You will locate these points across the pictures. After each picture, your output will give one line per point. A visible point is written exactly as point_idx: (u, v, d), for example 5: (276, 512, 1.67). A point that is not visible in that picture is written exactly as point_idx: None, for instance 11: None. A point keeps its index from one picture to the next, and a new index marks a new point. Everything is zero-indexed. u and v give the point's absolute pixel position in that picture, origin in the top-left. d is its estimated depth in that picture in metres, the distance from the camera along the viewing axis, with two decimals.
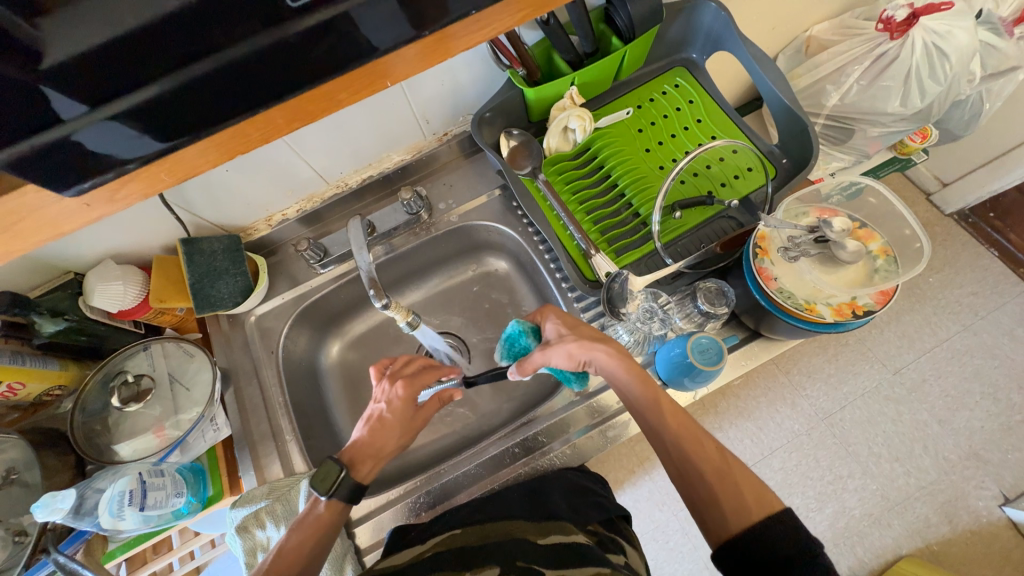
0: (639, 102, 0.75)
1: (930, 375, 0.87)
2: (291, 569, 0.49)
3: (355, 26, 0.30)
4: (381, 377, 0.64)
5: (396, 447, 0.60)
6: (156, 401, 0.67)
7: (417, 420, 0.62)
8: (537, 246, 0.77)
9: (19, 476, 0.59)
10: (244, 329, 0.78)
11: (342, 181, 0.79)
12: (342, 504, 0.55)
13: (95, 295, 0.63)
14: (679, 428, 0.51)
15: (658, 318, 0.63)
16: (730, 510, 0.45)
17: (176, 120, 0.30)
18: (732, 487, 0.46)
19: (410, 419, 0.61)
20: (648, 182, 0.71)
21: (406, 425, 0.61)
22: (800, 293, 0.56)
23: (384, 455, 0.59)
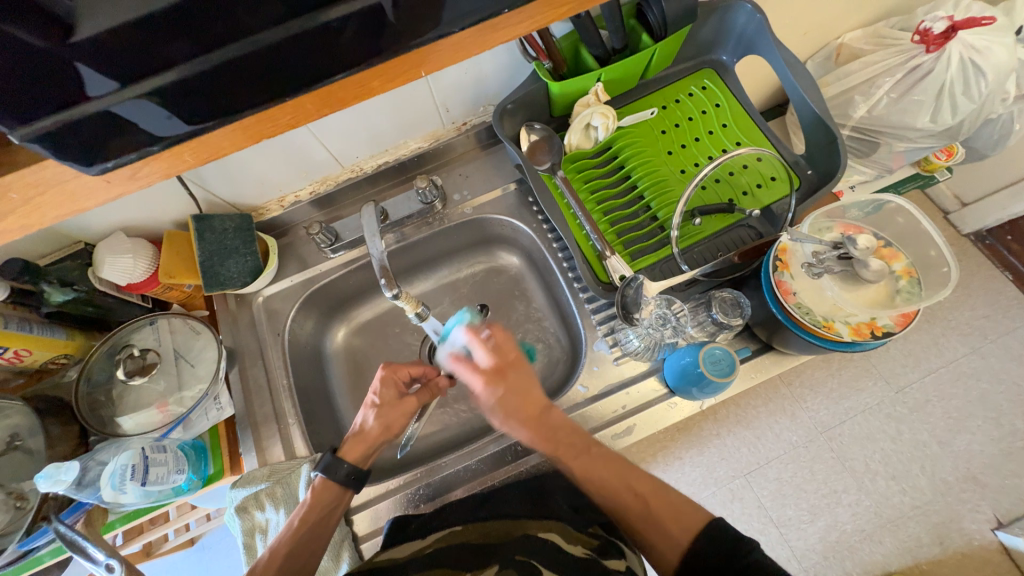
0: (665, 102, 0.74)
1: (934, 396, 0.86)
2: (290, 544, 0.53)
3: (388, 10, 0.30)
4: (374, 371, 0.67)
5: (383, 431, 0.61)
6: (161, 376, 0.67)
7: (403, 405, 0.62)
8: (550, 244, 0.76)
9: (22, 443, 0.60)
10: (251, 309, 0.78)
11: (357, 166, 0.78)
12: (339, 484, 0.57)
13: (106, 268, 0.63)
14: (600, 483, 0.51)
15: (670, 326, 0.62)
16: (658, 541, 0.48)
17: (208, 103, 0.31)
18: (656, 525, 0.48)
19: (396, 403, 0.62)
20: (669, 186, 0.70)
21: (392, 410, 0.62)
22: (818, 310, 0.56)
23: (370, 437, 0.60)
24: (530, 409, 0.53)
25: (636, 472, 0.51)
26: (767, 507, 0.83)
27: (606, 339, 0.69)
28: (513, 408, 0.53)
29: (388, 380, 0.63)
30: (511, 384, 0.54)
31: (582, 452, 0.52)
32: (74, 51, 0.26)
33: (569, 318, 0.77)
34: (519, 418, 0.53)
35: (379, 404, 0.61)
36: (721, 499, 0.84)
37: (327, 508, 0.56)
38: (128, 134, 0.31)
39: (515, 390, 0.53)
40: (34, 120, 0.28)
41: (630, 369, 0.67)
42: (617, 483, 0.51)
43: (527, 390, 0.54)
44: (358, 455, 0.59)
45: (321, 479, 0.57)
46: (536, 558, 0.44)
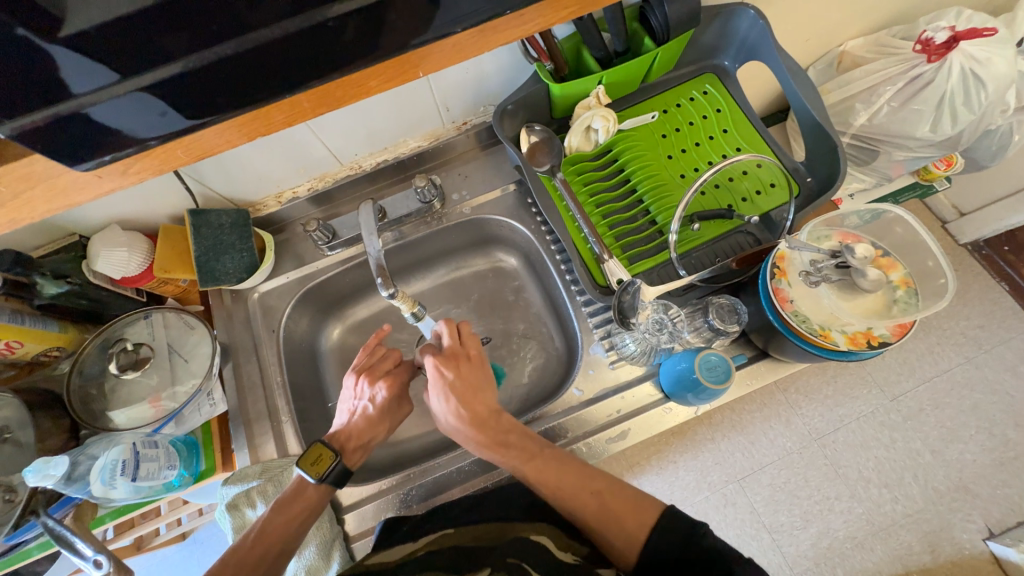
0: (665, 106, 0.74)
1: (928, 405, 0.86)
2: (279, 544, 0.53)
3: (386, 9, 0.30)
4: (359, 375, 0.65)
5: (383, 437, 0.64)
6: (154, 371, 0.66)
7: (400, 410, 0.65)
8: (548, 246, 0.76)
9: (12, 436, 0.59)
10: (247, 306, 0.77)
11: (356, 163, 0.77)
12: (331, 488, 0.58)
13: (99, 261, 0.63)
14: (551, 486, 0.51)
15: (667, 330, 0.62)
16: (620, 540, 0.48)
17: (205, 100, 0.31)
18: (615, 519, 0.49)
19: (394, 410, 0.64)
20: (668, 190, 0.70)
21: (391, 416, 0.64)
22: (815, 318, 0.56)
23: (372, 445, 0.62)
24: (478, 408, 0.55)
25: (588, 473, 0.52)
26: (760, 513, 0.83)
27: (602, 342, 0.69)
28: (461, 401, 0.55)
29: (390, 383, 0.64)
30: (463, 373, 0.57)
31: (536, 454, 0.53)
32: (67, 43, 0.26)
33: (566, 321, 0.77)
34: (471, 415, 0.54)
35: (381, 408, 0.63)
36: (714, 503, 0.84)
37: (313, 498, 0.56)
38: (123, 129, 0.31)
39: (463, 385, 0.56)
40: (22, 112, 0.27)
41: (626, 373, 0.67)
42: (574, 482, 0.51)
43: (477, 386, 0.56)
44: (359, 460, 0.61)
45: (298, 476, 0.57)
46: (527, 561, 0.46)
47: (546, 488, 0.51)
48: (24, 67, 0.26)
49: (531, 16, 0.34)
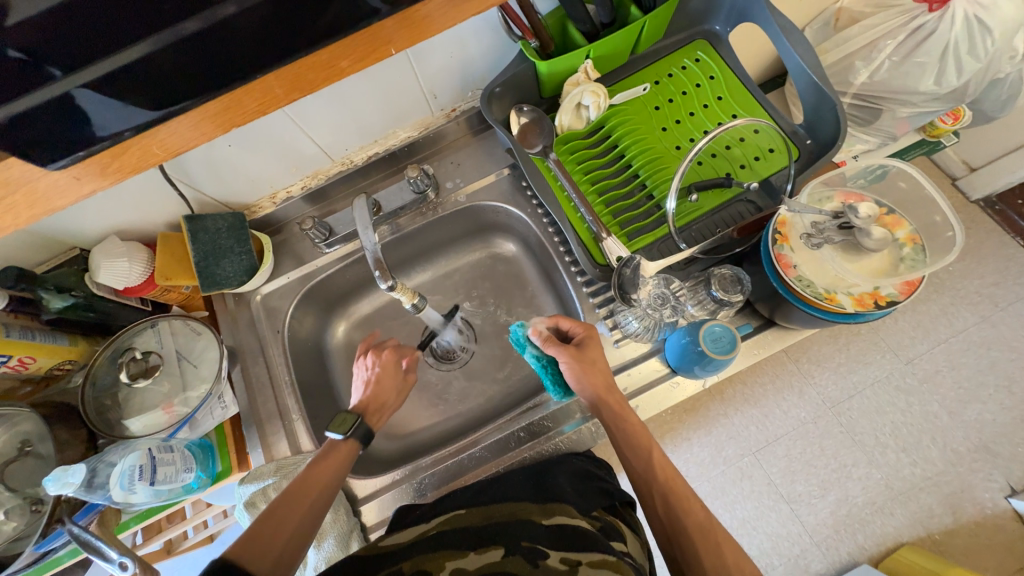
0: (658, 77, 0.72)
1: (943, 366, 0.84)
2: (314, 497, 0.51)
3: None
4: (365, 353, 0.68)
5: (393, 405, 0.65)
6: (164, 377, 0.68)
7: (404, 378, 0.67)
8: (545, 228, 0.75)
9: (34, 448, 0.62)
10: (250, 308, 0.77)
11: (347, 158, 0.77)
12: (357, 447, 0.58)
13: (101, 272, 0.64)
14: (666, 480, 0.52)
15: (670, 304, 0.62)
16: (711, 565, 0.45)
17: (166, 87, 0.31)
18: (710, 540, 0.47)
19: (400, 378, 0.66)
20: (664, 162, 0.69)
21: (398, 385, 0.66)
22: (819, 282, 0.54)
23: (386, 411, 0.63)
24: (602, 380, 0.59)
25: (687, 490, 0.52)
26: (777, 484, 0.82)
27: (606, 321, 0.68)
28: (591, 363, 0.60)
29: (389, 363, 0.66)
30: (588, 355, 0.60)
31: (651, 445, 0.55)
32: (16, 33, 0.25)
33: (568, 305, 0.76)
34: (594, 378, 0.59)
35: (390, 381, 0.65)
36: (730, 478, 0.83)
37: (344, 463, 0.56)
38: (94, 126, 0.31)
39: (593, 354, 0.60)
40: None
41: (631, 351, 0.67)
42: (688, 491, 0.52)
43: (601, 365, 0.60)
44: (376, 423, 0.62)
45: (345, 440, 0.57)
46: (541, 541, 0.44)
47: (657, 488, 0.52)
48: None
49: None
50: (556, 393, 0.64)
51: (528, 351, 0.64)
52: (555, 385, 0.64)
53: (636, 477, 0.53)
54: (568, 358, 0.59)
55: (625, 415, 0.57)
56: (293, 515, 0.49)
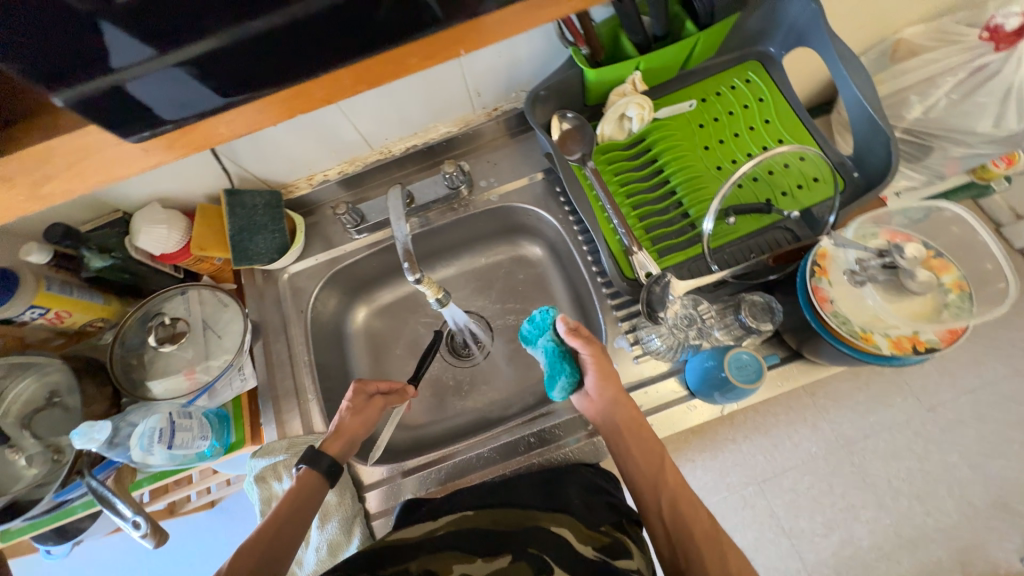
0: (704, 94, 0.71)
1: (969, 417, 0.81)
2: (269, 539, 0.52)
3: None
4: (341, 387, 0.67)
5: (362, 431, 0.62)
6: (189, 345, 0.70)
7: (373, 404, 0.64)
8: (575, 235, 0.75)
9: (61, 400, 0.66)
10: (277, 285, 0.78)
11: (386, 147, 0.77)
12: (315, 479, 0.57)
13: (141, 236, 0.65)
14: (676, 486, 0.52)
15: (696, 326, 0.60)
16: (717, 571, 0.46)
17: (237, 73, 0.32)
18: (716, 548, 0.48)
19: (364, 404, 0.63)
20: (703, 181, 0.68)
21: (365, 412, 0.63)
22: (856, 320, 0.52)
23: (350, 437, 0.61)
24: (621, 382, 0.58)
25: (692, 498, 0.52)
26: (780, 517, 0.80)
27: (627, 336, 0.68)
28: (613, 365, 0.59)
29: (357, 392, 0.64)
30: (609, 357, 0.60)
31: (662, 451, 0.55)
32: (105, 8, 0.26)
33: (590, 315, 0.76)
34: (614, 378, 0.58)
35: (350, 410, 0.62)
36: (732, 505, 0.82)
37: (306, 499, 0.56)
38: (165, 115, 0.33)
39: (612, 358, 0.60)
40: (73, 84, 0.29)
41: (649, 368, 0.66)
42: (695, 499, 0.52)
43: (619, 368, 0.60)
44: (338, 450, 0.60)
45: (302, 470, 0.57)
46: (547, 552, 0.45)
47: (667, 493, 0.52)
48: (66, 48, 0.28)
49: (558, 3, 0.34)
50: (559, 390, 0.60)
51: (545, 339, 0.60)
52: (562, 381, 0.60)
53: (645, 483, 0.53)
54: (589, 354, 0.58)
55: (639, 420, 0.56)
56: (248, 558, 0.51)
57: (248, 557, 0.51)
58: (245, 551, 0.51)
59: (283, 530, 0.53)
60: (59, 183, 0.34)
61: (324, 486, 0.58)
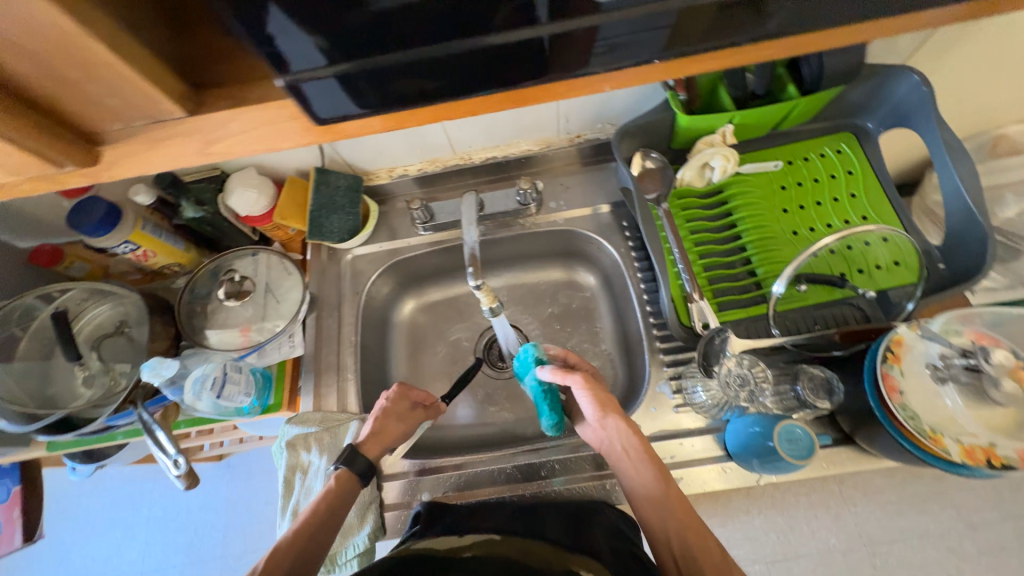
0: (792, 157, 0.71)
1: (1013, 545, 0.75)
2: (305, 536, 0.52)
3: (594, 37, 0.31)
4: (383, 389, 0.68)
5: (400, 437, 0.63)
6: (251, 304, 0.74)
7: (413, 410, 0.65)
8: (634, 270, 0.75)
9: (128, 331, 0.71)
10: (339, 264, 0.82)
11: (467, 154, 0.81)
12: (353, 477, 0.57)
13: (233, 196, 0.70)
14: (681, 514, 0.50)
15: (748, 388, 0.58)
16: None
17: (386, 81, 0.32)
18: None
19: (405, 409, 0.65)
20: (776, 243, 0.67)
21: (405, 417, 0.64)
22: (926, 417, 0.49)
23: (389, 441, 0.62)
24: (618, 407, 0.58)
25: (703, 528, 0.50)
26: None
27: (670, 382, 0.66)
28: (604, 390, 0.60)
29: (401, 396, 0.65)
30: (599, 386, 0.61)
31: (666, 476, 0.53)
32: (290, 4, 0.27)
33: (634, 353, 0.75)
34: (612, 406, 0.58)
35: (389, 412, 0.64)
36: None
37: (345, 500, 0.56)
38: (322, 116, 0.33)
39: (603, 386, 0.62)
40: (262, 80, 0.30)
41: (688, 420, 0.65)
42: (702, 527, 0.50)
43: (611, 395, 0.60)
44: (376, 452, 0.60)
45: (340, 471, 0.57)
46: None
47: (672, 521, 0.50)
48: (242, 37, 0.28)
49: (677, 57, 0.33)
50: (550, 421, 0.64)
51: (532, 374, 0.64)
52: (550, 411, 0.64)
53: (652, 513, 0.51)
54: (588, 388, 0.59)
55: (642, 447, 0.54)
56: (285, 556, 0.50)
57: (286, 555, 0.50)
58: (284, 549, 0.50)
59: (314, 525, 0.52)
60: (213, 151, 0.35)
61: (360, 484, 0.58)
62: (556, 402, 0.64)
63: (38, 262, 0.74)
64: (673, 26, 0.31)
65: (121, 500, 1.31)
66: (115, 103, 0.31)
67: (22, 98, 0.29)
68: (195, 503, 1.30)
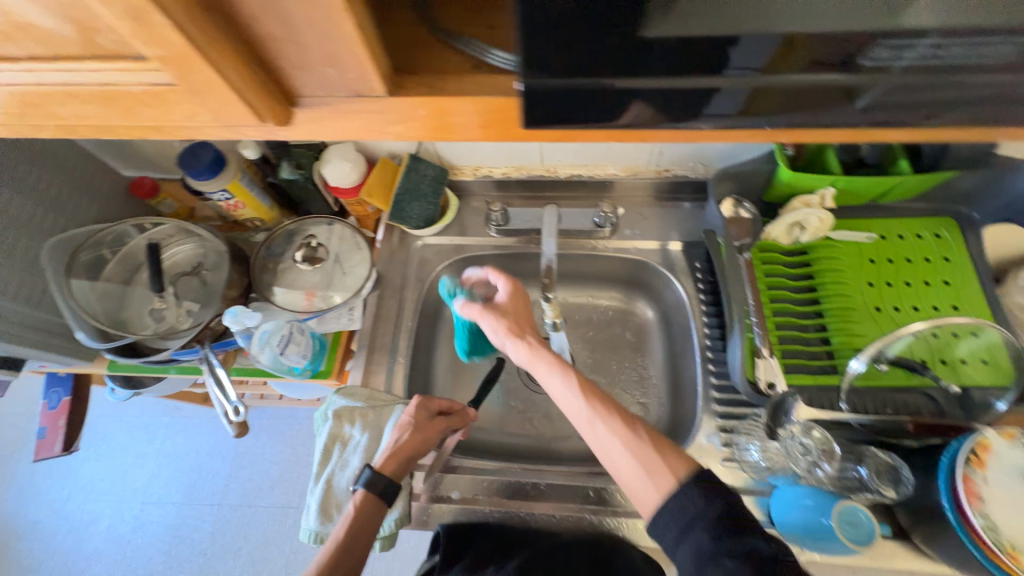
0: (886, 232, 0.69)
1: None
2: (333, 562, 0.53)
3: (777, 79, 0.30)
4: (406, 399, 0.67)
5: (420, 454, 0.62)
6: (320, 271, 0.76)
7: (434, 425, 0.64)
8: (700, 314, 0.73)
9: (203, 273, 0.74)
10: (408, 250, 0.83)
11: (554, 168, 0.82)
12: (375, 499, 0.58)
13: (328, 166, 0.73)
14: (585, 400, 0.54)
15: (810, 459, 0.56)
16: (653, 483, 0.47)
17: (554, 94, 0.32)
18: (646, 452, 0.49)
19: (425, 423, 0.63)
20: (855, 315, 0.65)
21: (424, 432, 0.63)
22: (1006, 532, 0.47)
23: (408, 460, 0.61)
24: (513, 313, 0.63)
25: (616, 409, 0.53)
26: None
27: (720, 435, 0.65)
28: (511, 310, 0.63)
29: (420, 409, 0.64)
30: (514, 305, 0.64)
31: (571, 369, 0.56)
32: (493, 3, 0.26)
33: (684, 396, 0.73)
34: (511, 321, 0.62)
35: (407, 427, 0.62)
36: None
37: (365, 523, 0.56)
38: (484, 108, 0.33)
39: (516, 305, 0.64)
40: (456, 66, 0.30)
41: (730, 476, 0.63)
42: (609, 403, 0.53)
43: (523, 314, 0.64)
44: (394, 469, 0.60)
45: (360, 493, 0.58)
46: None
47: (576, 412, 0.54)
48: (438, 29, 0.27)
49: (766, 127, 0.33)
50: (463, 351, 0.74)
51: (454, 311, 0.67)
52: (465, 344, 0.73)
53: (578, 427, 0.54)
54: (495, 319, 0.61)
55: (535, 353, 0.59)
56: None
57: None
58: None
59: (346, 551, 0.54)
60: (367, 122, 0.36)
61: (383, 504, 0.58)
62: (474, 335, 0.72)
63: (138, 193, 0.79)
64: (799, 88, 0.31)
65: (141, 427, 1.37)
66: (334, 75, 0.32)
67: (255, 52, 0.30)
68: (206, 446, 1.35)
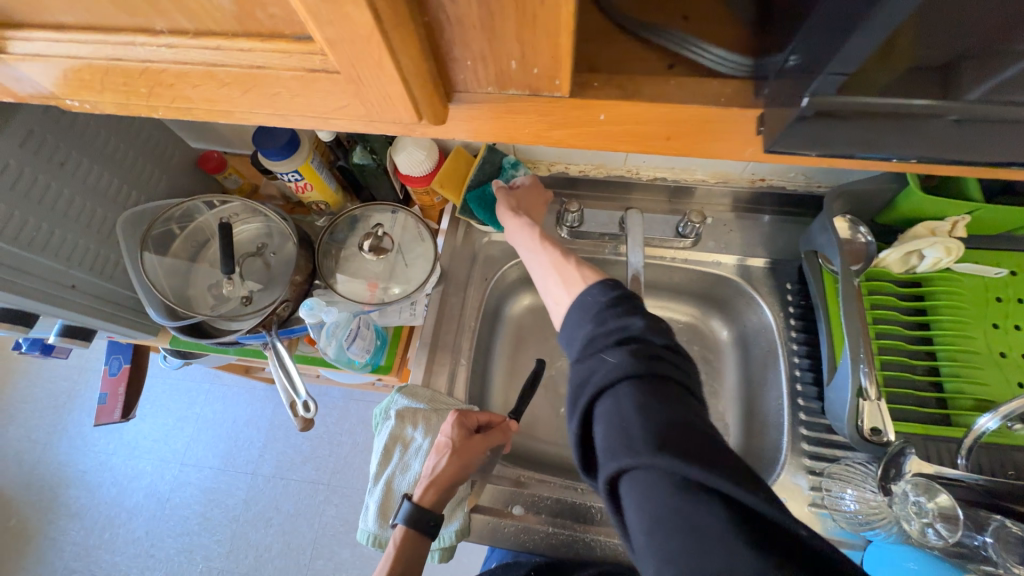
0: (1019, 267, 0.61)
1: None
2: None
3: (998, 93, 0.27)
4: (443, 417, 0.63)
5: (459, 479, 0.59)
6: (383, 261, 0.72)
7: (472, 445, 0.60)
8: (788, 340, 0.67)
9: (266, 254, 0.72)
10: (474, 246, 0.79)
11: (636, 169, 0.76)
12: (415, 532, 0.58)
13: (401, 152, 0.69)
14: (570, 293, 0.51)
15: (919, 519, 0.51)
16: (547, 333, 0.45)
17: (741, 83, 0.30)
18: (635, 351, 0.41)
19: (461, 446, 0.59)
20: (976, 359, 0.57)
21: (462, 456, 0.59)
22: None
23: (446, 488, 0.59)
24: (531, 205, 0.68)
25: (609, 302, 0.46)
26: None
27: (808, 476, 0.60)
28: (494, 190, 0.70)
29: (454, 430, 0.60)
30: (530, 199, 0.69)
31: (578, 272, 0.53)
32: None
33: (761, 428, 0.68)
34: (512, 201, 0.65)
35: (443, 452, 0.59)
36: None
37: (411, 556, 0.58)
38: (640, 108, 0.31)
39: (533, 200, 0.69)
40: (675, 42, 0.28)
41: (814, 523, 0.58)
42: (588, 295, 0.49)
43: (536, 203, 0.69)
44: (432, 499, 0.59)
45: (402, 527, 0.58)
46: None
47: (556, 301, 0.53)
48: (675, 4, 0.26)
49: (927, 149, 0.31)
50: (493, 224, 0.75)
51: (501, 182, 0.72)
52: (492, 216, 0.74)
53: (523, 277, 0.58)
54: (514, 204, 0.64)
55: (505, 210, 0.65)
56: None
57: None
58: None
59: None
60: (504, 118, 0.33)
61: (425, 536, 0.58)
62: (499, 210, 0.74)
63: (206, 166, 0.77)
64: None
65: (183, 391, 1.41)
66: (511, 67, 0.29)
67: (429, 40, 0.28)
68: (242, 416, 1.37)
